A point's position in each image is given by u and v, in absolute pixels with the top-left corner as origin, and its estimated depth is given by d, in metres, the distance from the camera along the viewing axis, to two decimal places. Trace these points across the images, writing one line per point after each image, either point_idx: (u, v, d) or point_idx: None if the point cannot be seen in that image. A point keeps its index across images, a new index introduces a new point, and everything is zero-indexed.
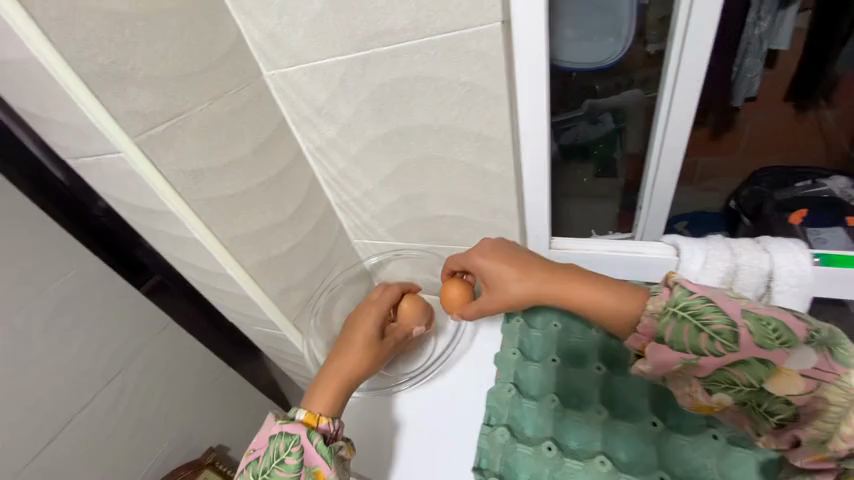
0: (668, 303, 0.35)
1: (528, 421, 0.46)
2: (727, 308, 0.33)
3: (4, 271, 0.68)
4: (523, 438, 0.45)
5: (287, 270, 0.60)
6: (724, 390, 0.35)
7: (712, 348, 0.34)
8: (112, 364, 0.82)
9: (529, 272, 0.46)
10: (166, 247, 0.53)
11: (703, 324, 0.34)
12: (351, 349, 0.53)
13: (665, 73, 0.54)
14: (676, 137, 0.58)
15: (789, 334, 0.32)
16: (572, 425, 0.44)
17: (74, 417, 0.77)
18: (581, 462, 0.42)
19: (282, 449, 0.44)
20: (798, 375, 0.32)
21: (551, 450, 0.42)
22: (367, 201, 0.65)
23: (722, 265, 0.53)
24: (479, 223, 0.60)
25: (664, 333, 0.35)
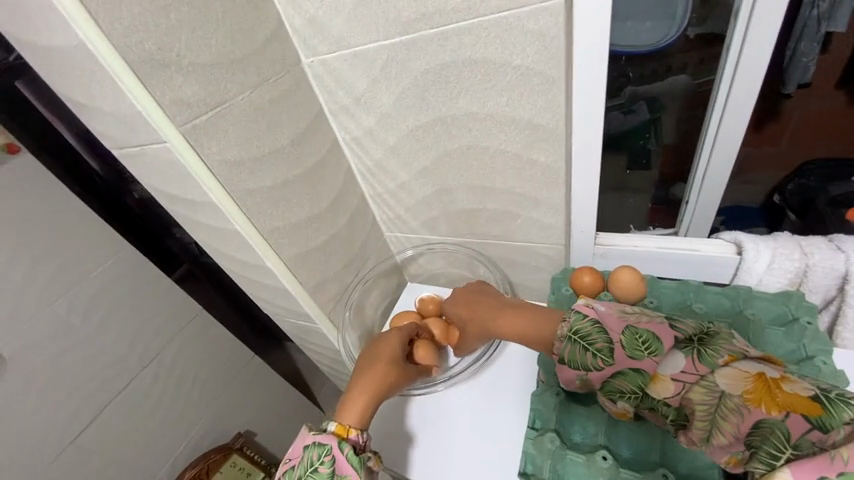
0: (568, 327, 0.39)
1: (577, 427, 0.43)
2: (611, 328, 0.37)
3: (50, 257, 0.71)
4: (572, 444, 0.42)
5: (322, 262, 0.60)
6: (620, 400, 0.38)
7: (595, 364, 0.37)
8: (148, 349, 0.84)
9: (480, 305, 0.52)
10: (204, 237, 0.53)
11: (588, 344, 0.38)
12: (377, 366, 0.49)
13: (725, 56, 0.51)
14: (733, 123, 0.54)
15: (655, 343, 0.35)
16: (627, 434, 0.42)
17: (114, 399, 0.79)
18: (639, 473, 0.39)
19: (315, 459, 0.41)
20: (669, 378, 0.34)
21: (607, 460, 0.39)
22: (402, 193, 0.63)
23: (791, 266, 0.49)
24: (519, 217, 0.58)
25: (563, 353, 0.39)
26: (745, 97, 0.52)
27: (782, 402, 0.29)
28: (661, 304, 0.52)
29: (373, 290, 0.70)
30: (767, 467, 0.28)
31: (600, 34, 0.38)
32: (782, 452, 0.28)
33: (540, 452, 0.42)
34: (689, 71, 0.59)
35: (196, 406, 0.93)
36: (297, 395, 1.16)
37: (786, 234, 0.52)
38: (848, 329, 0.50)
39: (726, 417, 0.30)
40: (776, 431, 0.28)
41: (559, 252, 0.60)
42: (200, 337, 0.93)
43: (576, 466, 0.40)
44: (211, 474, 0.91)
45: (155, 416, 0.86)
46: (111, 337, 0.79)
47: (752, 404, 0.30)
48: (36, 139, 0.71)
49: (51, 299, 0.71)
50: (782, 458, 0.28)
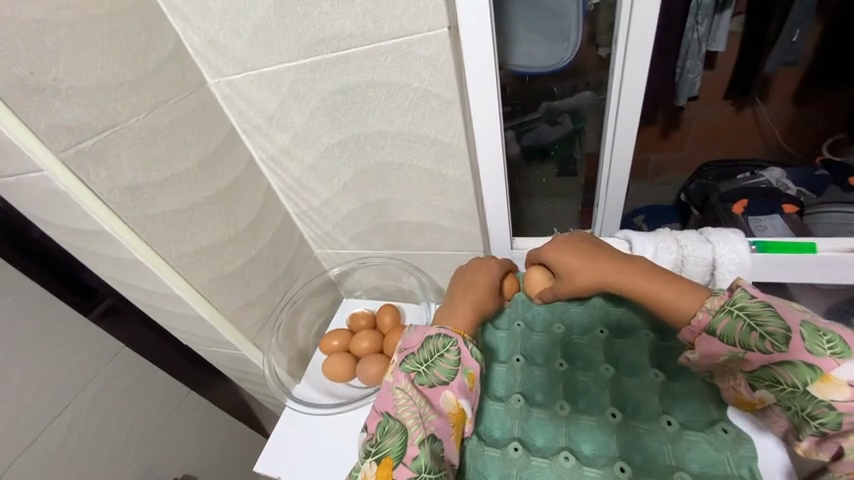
0: (727, 301, 0.37)
1: (495, 422, 0.45)
2: (786, 315, 0.34)
3: None
4: (490, 440, 0.44)
5: (243, 285, 0.58)
6: (767, 388, 0.35)
7: (761, 346, 0.34)
8: (59, 397, 0.75)
9: (600, 258, 0.46)
10: (104, 269, 0.49)
11: (757, 324, 0.35)
12: (478, 289, 0.50)
13: (611, 71, 0.53)
14: (623, 145, 0.59)
15: (843, 346, 0.32)
16: (537, 422, 0.44)
17: (14, 462, 0.68)
18: (547, 459, 0.41)
19: (441, 347, 0.42)
20: (846, 385, 0.32)
21: (518, 451, 0.42)
22: (327, 210, 0.63)
23: (669, 257, 0.56)
24: (440, 227, 0.60)
25: (716, 325, 0.37)
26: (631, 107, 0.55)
27: None
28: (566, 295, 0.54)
29: (305, 308, 0.69)
30: None
31: (486, 59, 0.43)
32: None
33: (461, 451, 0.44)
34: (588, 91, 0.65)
35: (124, 456, 0.84)
36: (238, 428, 1.11)
37: (666, 230, 0.59)
38: None
39: None
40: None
41: None
42: (116, 378, 0.85)
43: (493, 461, 0.42)
44: None
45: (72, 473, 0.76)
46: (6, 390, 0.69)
47: None
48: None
49: None
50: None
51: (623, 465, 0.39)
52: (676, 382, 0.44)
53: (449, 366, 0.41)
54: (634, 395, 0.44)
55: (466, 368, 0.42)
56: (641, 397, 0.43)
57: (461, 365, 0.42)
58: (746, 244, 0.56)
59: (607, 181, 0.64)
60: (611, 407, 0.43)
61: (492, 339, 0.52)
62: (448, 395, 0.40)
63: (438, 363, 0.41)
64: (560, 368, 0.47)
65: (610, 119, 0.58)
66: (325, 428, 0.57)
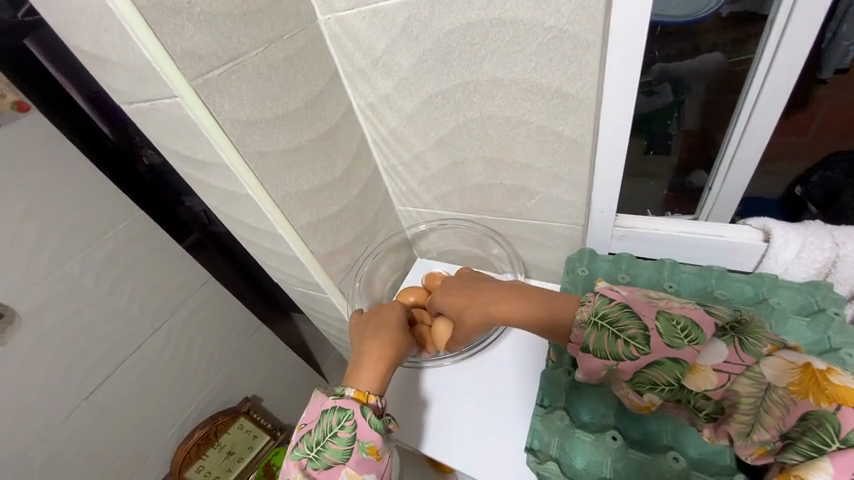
0: (591, 311, 0.38)
1: (586, 407, 0.43)
2: (642, 313, 0.35)
3: (62, 218, 0.72)
4: (581, 423, 0.41)
5: (333, 232, 0.59)
6: (650, 392, 0.34)
7: (628, 353, 0.35)
8: (160, 313, 0.87)
9: (482, 293, 0.49)
10: (213, 200, 0.52)
11: (618, 331, 0.35)
12: (385, 329, 0.51)
13: (767, 35, 0.47)
14: (765, 112, 0.51)
15: (696, 331, 0.33)
16: (636, 415, 0.41)
17: (125, 360, 0.82)
18: (648, 455, 0.38)
19: (335, 423, 0.43)
20: (712, 369, 0.32)
21: (616, 440, 0.39)
22: (416, 165, 0.61)
23: (820, 256, 0.47)
24: (538, 194, 0.56)
25: (588, 342, 0.37)
26: (786, 74, 0.47)
27: (830, 393, 0.29)
28: (676, 286, 0.50)
29: (382, 263, 0.70)
30: (807, 457, 0.28)
31: None
32: (828, 445, 0.28)
33: (548, 429, 0.42)
34: (723, 50, 0.53)
35: (207, 371, 0.98)
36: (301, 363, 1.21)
37: (817, 223, 0.49)
38: None
39: (769, 410, 0.30)
40: (825, 423, 0.28)
41: (575, 232, 0.58)
42: (205, 304, 0.95)
43: (584, 445, 0.40)
44: (219, 434, 0.98)
45: (167, 379, 0.90)
46: (122, 301, 0.81)
47: (798, 396, 0.29)
48: (50, 104, 0.74)
49: (63, 260, 0.72)
50: (826, 450, 0.28)
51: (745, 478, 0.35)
52: None
53: (341, 446, 0.42)
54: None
55: (364, 443, 0.42)
56: None
57: (356, 441, 0.42)
58: None
59: (728, 162, 0.57)
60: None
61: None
62: (346, 473, 0.42)
63: (329, 445, 0.42)
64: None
65: (754, 90, 0.50)
66: (401, 380, 0.58)
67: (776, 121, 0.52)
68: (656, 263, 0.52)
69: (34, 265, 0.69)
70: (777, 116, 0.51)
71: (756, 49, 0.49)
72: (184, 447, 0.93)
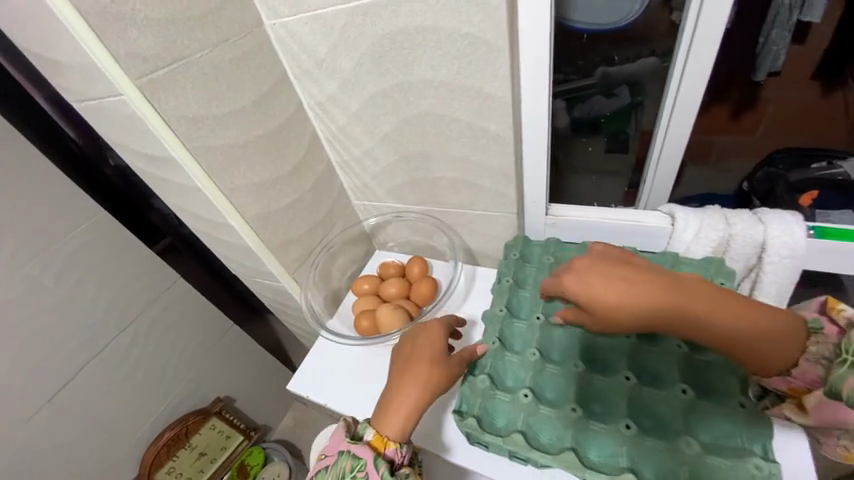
0: (845, 346, 0.35)
1: (509, 374, 0.49)
2: None
3: (19, 219, 0.72)
4: (503, 387, 0.48)
5: (287, 223, 0.62)
6: None
7: None
8: (125, 314, 0.88)
9: (642, 288, 0.40)
10: (169, 196, 0.55)
11: None
12: (416, 368, 0.48)
13: (679, 41, 0.51)
14: (684, 111, 0.56)
15: None
16: (549, 377, 0.47)
17: (91, 360, 0.84)
18: (555, 409, 0.45)
19: (348, 470, 0.45)
20: None
21: (528, 397, 0.46)
22: (367, 160, 0.65)
23: (714, 235, 0.53)
24: (474, 186, 0.61)
25: (841, 386, 0.34)
26: (698, 76, 0.52)
27: None
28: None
29: (340, 255, 0.74)
30: None
31: None
32: None
33: (473, 392, 0.47)
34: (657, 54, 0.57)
35: (176, 368, 1.00)
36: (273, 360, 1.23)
37: (716, 207, 0.55)
38: (762, 295, 0.54)
39: None
40: None
41: (513, 221, 0.64)
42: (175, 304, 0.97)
43: (503, 404, 0.46)
44: (191, 434, 1.03)
45: (133, 377, 0.91)
46: (86, 300, 0.81)
47: None
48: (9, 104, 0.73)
49: (23, 260, 0.73)
50: None
51: (629, 423, 0.42)
52: (697, 356, 0.45)
53: None
54: (652, 367, 0.46)
55: None
56: (661, 366, 0.46)
57: None
58: (803, 228, 0.51)
59: (657, 157, 0.62)
60: (626, 371, 0.46)
61: (517, 298, 0.55)
62: None
63: None
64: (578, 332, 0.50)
65: (670, 98, 0.56)
66: (350, 359, 0.62)
67: (696, 119, 0.56)
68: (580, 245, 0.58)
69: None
70: (695, 115, 0.56)
71: (672, 54, 0.53)
72: (154, 448, 0.97)
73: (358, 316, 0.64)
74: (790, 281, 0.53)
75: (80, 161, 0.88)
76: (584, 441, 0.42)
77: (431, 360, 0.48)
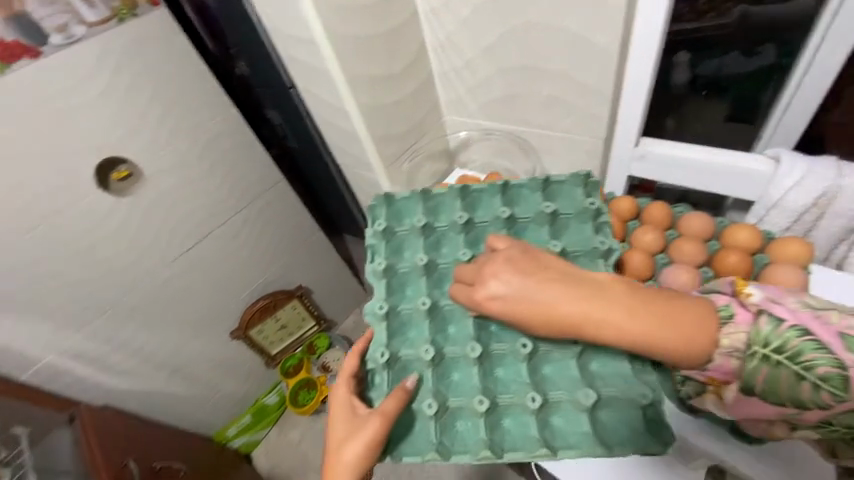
0: (761, 343, 0.34)
1: (502, 366, 0.49)
2: (832, 345, 0.32)
3: (184, 101, 0.91)
4: (501, 389, 0.48)
5: (388, 120, 0.70)
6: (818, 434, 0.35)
7: (819, 398, 0.32)
8: (245, 196, 1.09)
9: (569, 310, 0.38)
10: (301, 79, 0.67)
11: (805, 370, 0.32)
12: (338, 430, 0.46)
13: None
14: (836, 48, 0.53)
15: None
16: (555, 358, 0.48)
17: (222, 224, 1.07)
18: (567, 395, 0.46)
19: None
20: None
21: (537, 400, 0.46)
22: (466, 72, 0.69)
23: (821, 185, 0.50)
24: (567, 105, 0.63)
25: (758, 381, 0.34)
26: None
27: None
28: (558, 209, 0.57)
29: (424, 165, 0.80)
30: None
31: None
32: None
33: (483, 382, 0.48)
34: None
35: (276, 246, 1.22)
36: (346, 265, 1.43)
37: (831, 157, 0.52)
38: None
39: None
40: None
41: (598, 146, 0.65)
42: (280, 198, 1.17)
43: (513, 409, 0.47)
44: (279, 306, 1.26)
45: (244, 245, 1.14)
46: (221, 175, 1.02)
47: None
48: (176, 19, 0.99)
49: (185, 134, 0.93)
50: None
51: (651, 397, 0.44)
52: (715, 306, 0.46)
53: None
54: None
55: None
56: None
57: None
58: None
59: (792, 95, 0.59)
60: None
61: (436, 236, 0.59)
62: None
63: None
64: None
65: (796, 78, 0.58)
66: None
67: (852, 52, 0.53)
68: (579, 180, 0.58)
69: (159, 135, 0.89)
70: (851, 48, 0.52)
71: None
72: (251, 309, 1.22)
73: None
74: None
75: (221, 72, 1.11)
76: (546, 417, 0.46)
77: (357, 412, 0.46)
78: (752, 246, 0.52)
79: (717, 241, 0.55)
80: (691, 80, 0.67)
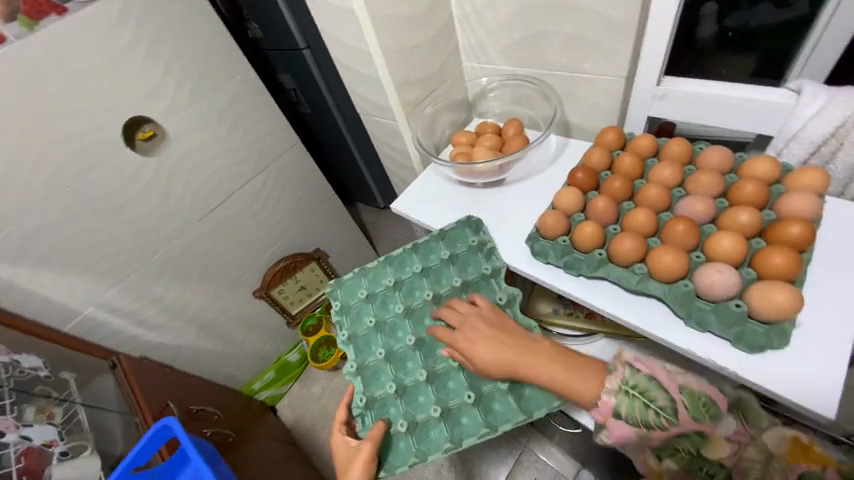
0: (623, 381, 0.52)
1: (454, 381, 0.60)
2: (664, 384, 0.51)
3: (206, 58, 0.92)
4: (455, 392, 0.59)
5: (410, 65, 0.72)
6: (670, 457, 0.53)
7: (659, 421, 0.49)
8: (267, 154, 1.12)
9: (520, 371, 0.54)
10: (326, 24, 0.70)
11: (648, 401, 0.50)
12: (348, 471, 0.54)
13: None
14: None
15: (713, 406, 0.50)
16: None
17: (247, 181, 1.11)
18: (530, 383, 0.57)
19: None
20: (725, 440, 0.51)
21: (504, 384, 0.58)
22: (487, 13, 0.70)
23: (840, 115, 0.50)
24: (589, 42, 0.63)
25: (622, 409, 0.50)
26: None
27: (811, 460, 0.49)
28: (456, 251, 0.67)
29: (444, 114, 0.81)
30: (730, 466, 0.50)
31: None
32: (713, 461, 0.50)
33: (461, 386, 0.59)
34: None
35: (298, 205, 1.26)
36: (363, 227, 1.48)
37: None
38: None
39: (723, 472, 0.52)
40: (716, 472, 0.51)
41: (619, 87, 0.66)
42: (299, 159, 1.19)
43: (470, 411, 0.57)
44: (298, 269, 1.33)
45: (267, 203, 1.18)
46: (243, 132, 1.05)
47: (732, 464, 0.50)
48: None
49: (209, 90, 0.95)
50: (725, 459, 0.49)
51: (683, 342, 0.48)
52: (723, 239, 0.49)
53: None
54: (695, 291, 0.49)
55: None
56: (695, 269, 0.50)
57: None
58: None
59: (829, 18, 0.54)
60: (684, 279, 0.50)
61: (380, 294, 0.67)
62: None
63: None
64: (419, 335, 0.63)
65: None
66: (445, 190, 0.74)
67: None
68: (466, 224, 0.67)
69: (181, 95, 0.91)
70: None
71: None
72: (272, 270, 1.27)
73: (455, 155, 0.73)
74: None
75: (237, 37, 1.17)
76: (489, 403, 0.57)
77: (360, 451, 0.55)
78: (770, 176, 0.53)
79: (736, 175, 0.56)
80: (718, 34, 0.62)
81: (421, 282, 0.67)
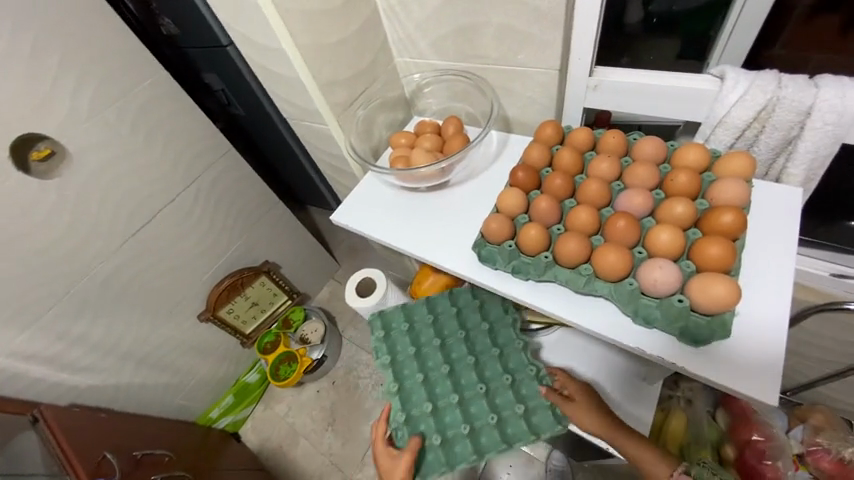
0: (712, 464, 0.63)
1: (475, 405, 0.64)
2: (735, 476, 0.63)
3: (99, 66, 0.77)
4: (477, 415, 0.63)
5: (334, 63, 0.65)
6: None
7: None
8: (192, 169, 1.00)
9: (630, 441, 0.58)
10: (230, 19, 0.62)
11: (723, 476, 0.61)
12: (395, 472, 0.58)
13: None
14: None
15: None
16: (528, 383, 0.64)
17: (172, 201, 0.98)
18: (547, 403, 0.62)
19: None
20: None
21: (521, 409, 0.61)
22: (413, 3, 0.64)
23: (761, 98, 0.51)
24: (519, 33, 0.60)
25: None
26: None
27: None
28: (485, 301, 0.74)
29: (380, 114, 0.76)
30: None
31: None
32: None
33: (484, 410, 0.63)
34: None
35: (236, 220, 1.15)
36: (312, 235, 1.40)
37: (773, 71, 0.52)
38: (793, 166, 0.55)
39: None
40: None
41: (553, 80, 0.64)
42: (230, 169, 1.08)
43: (492, 430, 0.61)
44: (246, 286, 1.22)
45: (199, 223, 1.06)
46: (160, 148, 0.91)
47: None
48: None
49: (109, 103, 0.81)
50: None
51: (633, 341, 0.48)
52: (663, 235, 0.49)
53: None
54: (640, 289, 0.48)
55: None
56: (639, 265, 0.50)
57: None
58: None
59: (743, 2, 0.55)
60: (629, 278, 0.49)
61: (417, 323, 0.73)
62: None
63: None
64: (450, 364, 0.68)
65: None
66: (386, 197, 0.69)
67: None
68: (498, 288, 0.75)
69: (78, 107, 0.76)
70: None
71: None
72: (216, 291, 1.15)
73: (395, 159, 0.68)
74: (827, 152, 0.52)
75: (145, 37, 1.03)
76: (506, 424, 0.61)
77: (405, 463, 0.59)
78: (700, 164, 0.53)
79: (670, 165, 0.56)
80: (644, 20, 0.62)
81: (451, 322, 0.72)
